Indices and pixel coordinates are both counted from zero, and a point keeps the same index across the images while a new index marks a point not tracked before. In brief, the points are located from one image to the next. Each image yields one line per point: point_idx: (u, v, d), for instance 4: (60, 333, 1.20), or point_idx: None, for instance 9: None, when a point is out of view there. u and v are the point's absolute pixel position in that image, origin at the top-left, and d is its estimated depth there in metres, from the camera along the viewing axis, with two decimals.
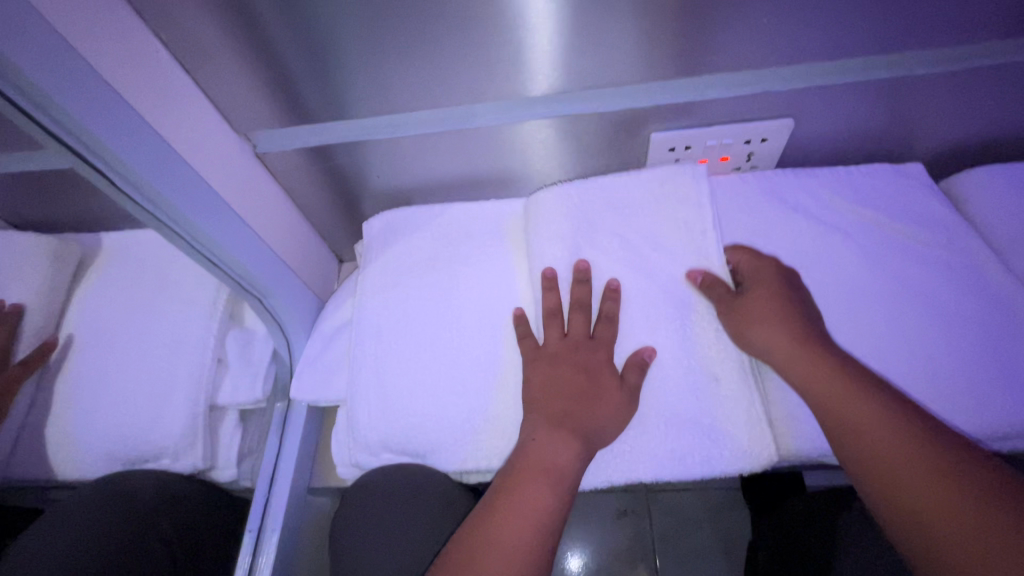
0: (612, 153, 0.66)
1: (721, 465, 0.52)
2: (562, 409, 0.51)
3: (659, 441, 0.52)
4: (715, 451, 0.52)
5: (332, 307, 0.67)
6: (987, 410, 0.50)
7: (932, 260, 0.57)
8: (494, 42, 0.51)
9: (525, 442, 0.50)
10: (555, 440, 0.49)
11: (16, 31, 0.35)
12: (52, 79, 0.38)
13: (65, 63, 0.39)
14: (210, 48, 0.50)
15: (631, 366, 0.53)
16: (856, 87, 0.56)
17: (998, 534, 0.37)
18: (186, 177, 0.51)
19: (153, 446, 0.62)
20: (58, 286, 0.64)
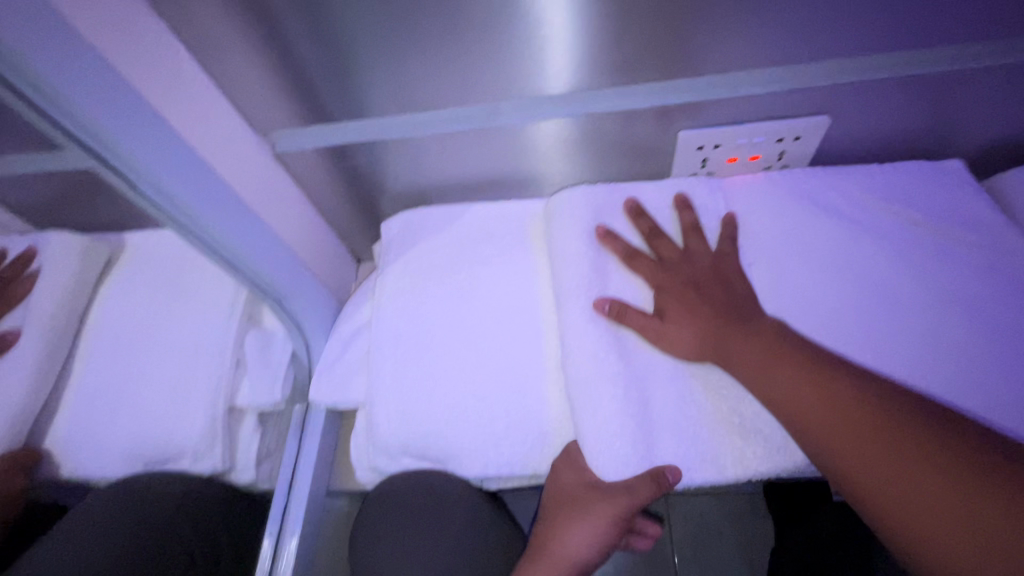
0: (638, 150, 0.64)
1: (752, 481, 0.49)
2: (571, 502, 0.52)
3: (692, 455, 0.50)
4: (747, 466, 0.49)
5: (351, 309, 0.67)
6: None
7: (980, 265, 0.54)
8: (518, 39, 0.49)
9: (545, 536, 0.54)
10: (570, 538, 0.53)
11: (36, 29, 0.35)
12: (69, 79, 0.37)
13: (82, 63, 0.38)
14: (228, 48, 0.50)
15: (652, 482, 0.49)
16: (899, 82, 0.53)
17: (951, 497, 0.38)
18: (205, 178, 0.50)
19: (174, 447, 0.62)
20: (84, 285, 0.64)
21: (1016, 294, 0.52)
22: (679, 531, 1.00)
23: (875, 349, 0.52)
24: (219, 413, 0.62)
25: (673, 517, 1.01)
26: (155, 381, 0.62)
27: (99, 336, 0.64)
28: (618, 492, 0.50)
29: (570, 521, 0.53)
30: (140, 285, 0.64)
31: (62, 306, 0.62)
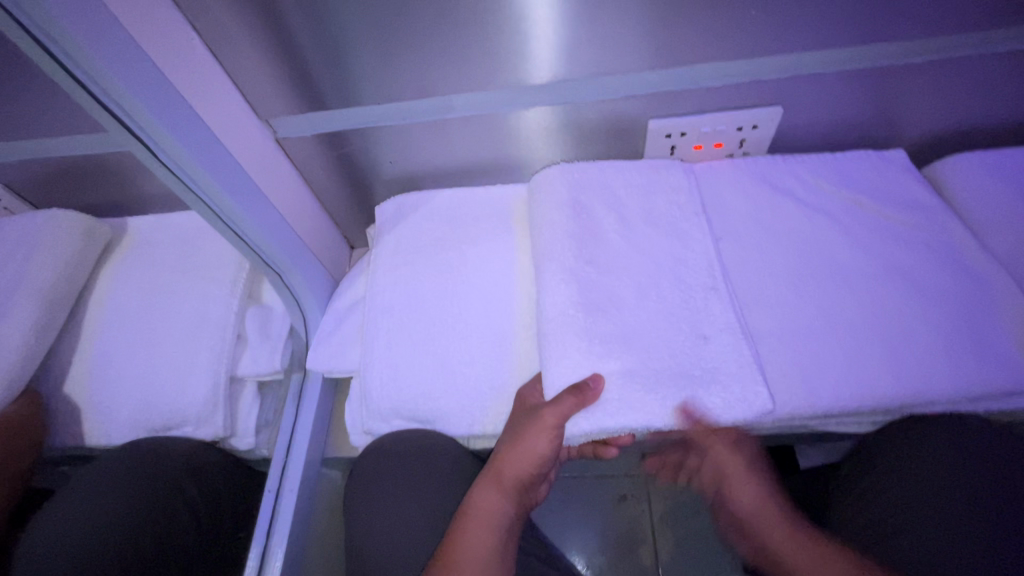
0: (612, 139, 0.70)
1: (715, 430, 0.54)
2: (522, 418, 0.55)
3: None
4: None
5: (346, 286, 0.71)
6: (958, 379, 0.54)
7: (916, 239, 0.61)
8: (503, 33, 0.55)
9: (496, 452, 0.57)
10: (514, 451, 0.55)
11: (79, 10, 0.39)
12: (104, 55, 0.42)
13: (114, 40, 0.42)
14: (238, 39, 0.55)
15: (574, 396, 0.51)
16: (840, 76, 0.60)
17: None
18: (217, 153, 0.54)
19: (178, 413, 0.65)
20: (86, 261, 0.68)
21: (948, 265, 0.59)
22: (658, 509, 1.05)
23: (821, 313, 0.57)
24: (222, 380, 0.65)
25: (652, 495, 1.06)
26: (159, 350, 0.66)
27: (102, 309, 0.68)
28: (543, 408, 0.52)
29: (514, 435, 0.55)
30: (142, 258, 0.70)
31: (63, 278, 0.66)
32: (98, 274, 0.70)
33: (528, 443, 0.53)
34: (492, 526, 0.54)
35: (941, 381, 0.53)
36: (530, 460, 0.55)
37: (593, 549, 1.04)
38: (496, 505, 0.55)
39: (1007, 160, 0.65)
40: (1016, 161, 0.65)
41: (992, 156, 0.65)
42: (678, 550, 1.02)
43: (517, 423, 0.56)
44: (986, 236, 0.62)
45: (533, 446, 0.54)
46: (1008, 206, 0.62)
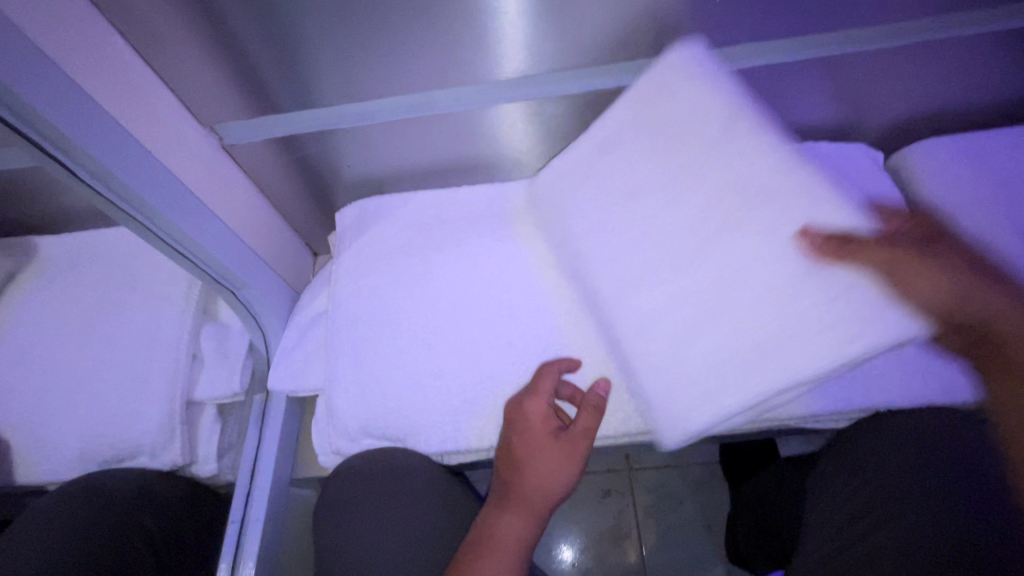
0: (580, 133, 0.67)
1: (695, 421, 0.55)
2: (532, 447, 0.53)
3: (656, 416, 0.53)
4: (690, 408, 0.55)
5: (308, 298, 0.67)
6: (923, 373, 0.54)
7: None
8: (458, 26, 0.51)
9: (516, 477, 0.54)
10: (544, 470, 0.52)
11: None
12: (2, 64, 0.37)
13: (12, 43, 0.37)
14: (171, 42, 0.50)
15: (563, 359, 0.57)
16: (808, 64, 0.58)
17: None
18: (154, 170, 0.50)
19: (131, 443, 0.61)
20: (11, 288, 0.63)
21: None
22: (642, 501, 1.05)
23: None
24: (178, 405, 0.62)
25: (635, 488, 1.06)
26: (104, 378, 0.62)
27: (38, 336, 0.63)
28: (579, 432, 0.53)
29: (551, 459, 0.53)
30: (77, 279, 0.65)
31: None
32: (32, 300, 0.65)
33: (556, 460, 0.52)
34: (516, 556, 0.50)
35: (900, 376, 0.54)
36: (563, 479, 0.53)
37: (579, 547, 1.03)
38: (520, 534, 0.51)
39: (972, 144, 0.65)
40: (983, 143, 0.64)
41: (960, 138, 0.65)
42: (664, 543, 1.02)
43: (532, 458, 0.53)
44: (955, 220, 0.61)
45: (576, 462, 0.53)
46: (976, 192, 0.61)
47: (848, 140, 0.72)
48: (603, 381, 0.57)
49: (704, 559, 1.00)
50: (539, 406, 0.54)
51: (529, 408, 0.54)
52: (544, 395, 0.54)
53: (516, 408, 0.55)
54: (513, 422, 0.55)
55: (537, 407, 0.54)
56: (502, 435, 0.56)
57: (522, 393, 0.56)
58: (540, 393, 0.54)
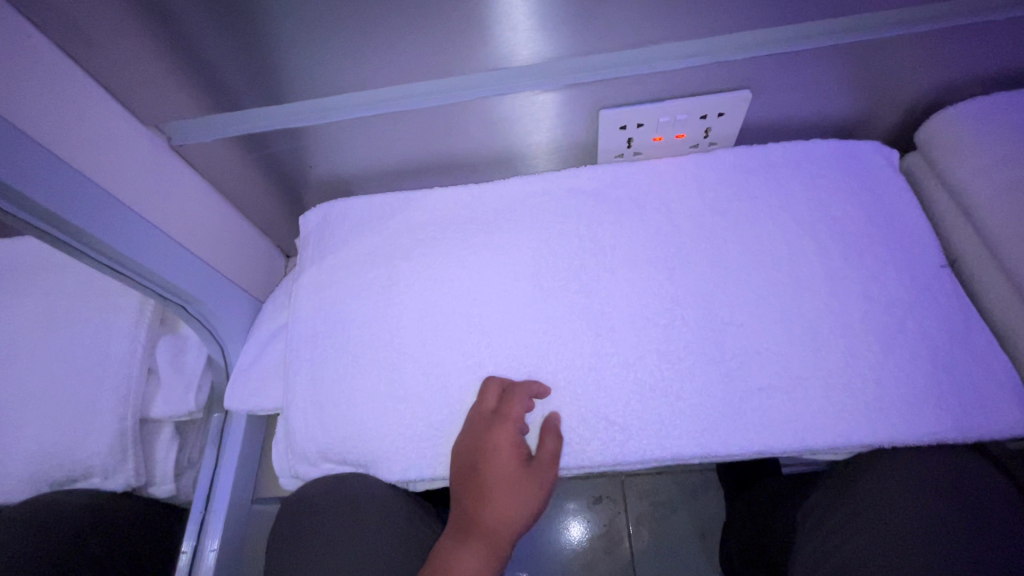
0: (562, 131, 0.61)
1: (677, 449, 0.50)
2: (495, 477, 0.47)
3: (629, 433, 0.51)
4: (673, 434, 0.51)
5: (269, 310, 0.63)
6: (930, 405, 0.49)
7: (897, 243, 0.54)
8: (412, 15, 0.46)
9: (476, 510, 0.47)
10: (508, 503, 0.47)
11: None
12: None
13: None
14: (93, 32, 0.45)
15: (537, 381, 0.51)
16: (814, 55, 0.51)
17: None
18: (76, 179, 0.45)
19: (80, 464, 0.58)
20: None
21: (924, 278, 0.53)
22: (634, 510, 1.01)
23: (784, 331, 0.52)
24: (130, 425, 0.58)
25: (627, 496, 1.02)
26: (52, 395, 0.58)
27: None
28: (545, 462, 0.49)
29: (516, 493, 0.47)
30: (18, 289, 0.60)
31: None
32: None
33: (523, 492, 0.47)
34: None
35: (907, 407, 0.49)
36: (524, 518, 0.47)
37: (568, 555, 1.00)
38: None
39: None
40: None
41: (1003, 101, 0.55)
42: (656, 553, 0.99)
43: (496, 490, 0.47)
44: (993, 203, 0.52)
45: (541, 494, 0.48)
46: None
47: (859, 137, 0.65)
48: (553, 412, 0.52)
49: (696, 571, 0.97)
50: (506, 431, 0.49)
51: (495, 433, 0.48)
52: (513, 421, 0.49)
53: (477, 433, 0.49)
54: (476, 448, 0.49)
55: (505, 433, 0.48)
56: (460, 461, 0.50)
57: (490, 417, 0.50)
58: (508, 418, 0.49)
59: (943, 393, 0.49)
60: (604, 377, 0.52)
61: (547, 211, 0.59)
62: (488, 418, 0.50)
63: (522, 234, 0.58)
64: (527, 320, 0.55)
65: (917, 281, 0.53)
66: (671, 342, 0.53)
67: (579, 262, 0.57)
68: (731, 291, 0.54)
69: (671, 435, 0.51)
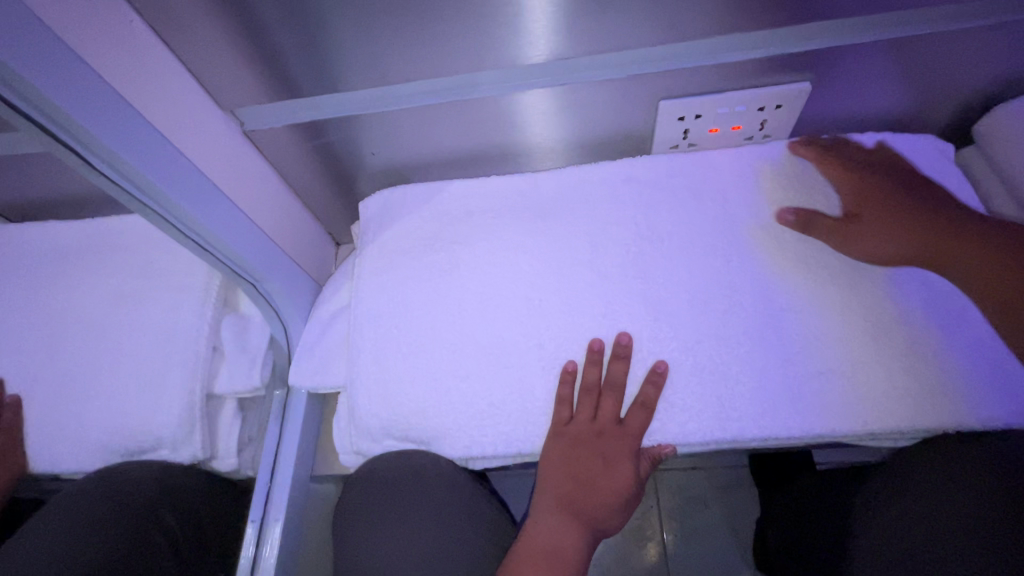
0: (619, 123, 0.62)
1: (736, 431, 0.52)
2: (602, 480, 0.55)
3: (687, 414, 0.53)
4: (733, 416, 0.52)
5: (329, 292, 0.65)
6: (981, 393, 0.50)
7: None
8: (491, 9, 0.47)
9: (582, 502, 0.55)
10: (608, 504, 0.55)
11: None
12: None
13: (11, 18, 0.34)
14: (186, 18, 0.47)
15: (646, 383, 0.53)
16: (878, 48, 0.52)
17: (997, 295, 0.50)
18: (168, 158, 0.48)
19: (150, 436, 0.60)
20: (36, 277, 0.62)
21: None
22: (666, 504, 1.02)
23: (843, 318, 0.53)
24: (198, 399, 0.60)
25: (660, 492, 1.03)
26: (125, 369, 0.61)
27: (56, 325, 0.62)
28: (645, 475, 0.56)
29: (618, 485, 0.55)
30: (88, 267, 0.62)
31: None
32: (44, 291, 0.62)
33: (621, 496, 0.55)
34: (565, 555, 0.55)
35: (961, 396, 0.50)
36: (630, 504, 0.56)
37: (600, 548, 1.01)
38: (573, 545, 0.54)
39: None
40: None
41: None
42: (688, 547, 0.99)
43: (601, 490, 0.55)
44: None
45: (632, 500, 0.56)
46: None
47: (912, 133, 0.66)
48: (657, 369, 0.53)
49: (729, 566, 0.97)
50: (626, 445, 0.54)
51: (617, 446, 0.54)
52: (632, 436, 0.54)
53: (593, 440, 0.55)
54: (586, 449, 0.55)
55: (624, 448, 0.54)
56: (571, 461, 0.55)
57: (602, 417, 0.55)
58: (629, 435, 0.54)
59: (992, 383, 0.51)
60: (665, 360, 0.54)
61: (606, 200, 0.60)
62: (600, 417, 0.55)
63: (581, 221, 0.59)
64: (588, 304, 0.56)
65: None
66: (730, 328, 0.54)
67: (639, 249, 0.58)
68: (790, 279, 0.55)
69: (731, 417, 0.52)
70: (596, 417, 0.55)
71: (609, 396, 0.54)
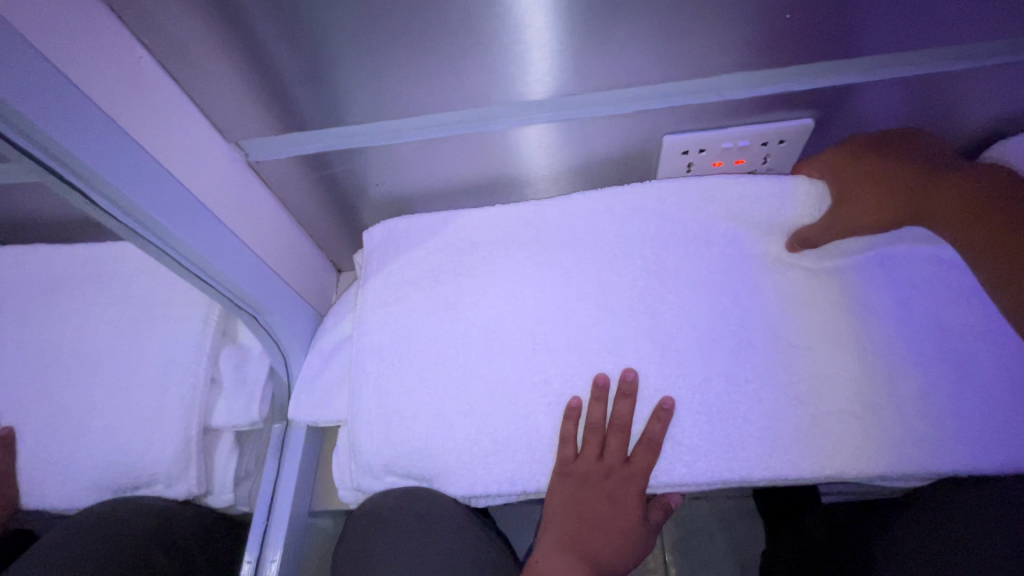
0: (624, 157, 0.63)
1: (743, 470, 0.51)
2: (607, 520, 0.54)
3: (693, 452, 0.52)
4: (740, 455, 0.51)
5: (330, 323, 0.64)
6: (991, 434, 0.50)
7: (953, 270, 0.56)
8: (497, 46, 0.48)
9: (586, 542, 0.54)
10: (612, 545, 0.54)
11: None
12: (6, 82, 0.34)
13: (18, 57, 0.35)
14: (193, 54, 0.47)
15: (653, 419, 0.52)
16: (879, 88, 0.53)
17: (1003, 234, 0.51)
18: (173, 193, 0.47)
19: (145, 471, 0.59)
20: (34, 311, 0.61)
21: (986, 309, 0.54)
22: (671, 537, 1.00)
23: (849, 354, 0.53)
24: (194, 432, 0.59)
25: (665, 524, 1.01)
26: (120, 402, 0.59)
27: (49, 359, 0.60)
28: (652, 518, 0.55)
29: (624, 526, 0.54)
30: (83, 296, 0.61)
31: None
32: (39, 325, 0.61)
33: (626, 536, 0.54)
34: None
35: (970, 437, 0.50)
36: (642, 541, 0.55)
37: None
38: None
39: None
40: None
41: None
42: None
43: (605, 531, 0.54)
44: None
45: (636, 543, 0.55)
46: None
47: None
48: (665, 404, 0.52)
49: None
50: (633, 486, 0.53)
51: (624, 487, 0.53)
52: (638, 477, 0.53)
53: (598, 481, 0.54)
54: (594, 491, 0.54)
55: (631, 489, 0.53)
56: (575, 500, 0.54)
57: (608, 457, 0.54)
58: (635, 476, 0.53)
59: (1002, 423, 0.50)
60: (671, 397, 0.53)
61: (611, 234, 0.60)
62: (606, 457, 0.54)
63: (586, 254, 0.59)
64: (593, 339, 0.55)
65: (980, 311, 0.53)
66: (736, 364, 0.53)
67: (644, 282, 0.57)
68: (794, 315, 0.55)
69: (738, 457, 0.51)
70: (602, 457, 0.54)
71: (613, 436, 0.53)
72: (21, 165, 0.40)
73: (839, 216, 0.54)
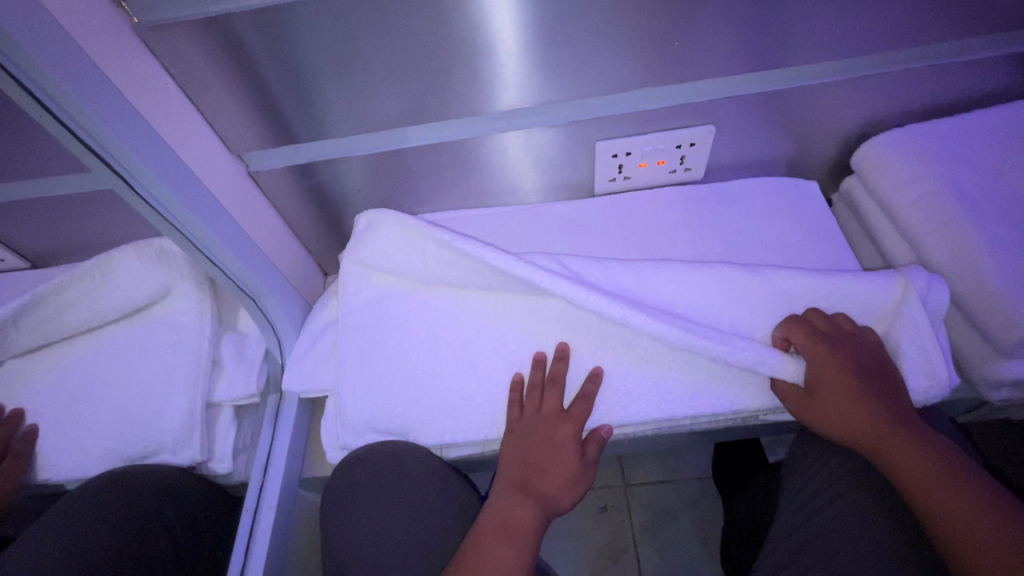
0: (566, 162, 0.75)
1: (670, 407, 0.61)
2: (549, 461, 0.61)
3: (629, 395, 0.62)
4: (667, 395, 0.61)
5: (318, 308, 0.74)
6: None
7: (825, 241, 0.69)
8: (456, 70, 0.60)
9: (534, 482, 0.60)
10: (557, 483, 0.60)
11: (76, 72, 0.44)
12: (83, 94, 0.45)
13: (90, 78, 0.45)
14: (210, 81, 0.58)
15: (587, 380, 0.61)
16: (762, 97, 0.66)
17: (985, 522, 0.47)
18: (197, 190, 0.58)
19: (157, 438, 0.66)
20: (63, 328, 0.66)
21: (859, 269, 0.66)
22: (638, 518, 1.07)
23: None
24: (199, 404, 0.67)
25: (632, 506, 1.08)
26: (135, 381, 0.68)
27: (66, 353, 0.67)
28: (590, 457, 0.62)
29: (569, 467, 0.61)
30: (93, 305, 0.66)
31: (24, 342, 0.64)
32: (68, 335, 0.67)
33: (568, 475, 0.61)
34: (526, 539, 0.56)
35: None
36: (581, 482, 0.61)
37: (578, 565, 1.04)
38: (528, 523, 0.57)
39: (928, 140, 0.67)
40: (958, 128, 0.68)
41: (918, 127, 0.69)
42: (661, 559, 1.03)
43: (549, 472, 0.60)
44: (912, 205, 0.65)
45: (580, 481, 0.61)
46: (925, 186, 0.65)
47: (807, 167, 0.80)
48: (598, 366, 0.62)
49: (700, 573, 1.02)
50: (568, 428, 0.61)
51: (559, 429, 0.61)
52: (574, 420, 0.61)
53: (540, 427, 0.61)
54: (537, 440, 0.61)
55: (566, 429, 0.61)
56: (522, 446, 0.61)
57: (547, 408, 0.62)
58: (570, 418, 0.61)
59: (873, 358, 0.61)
60: (600, 365, 0.62)
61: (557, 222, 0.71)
62: (544, 409, 0.62)
63: None
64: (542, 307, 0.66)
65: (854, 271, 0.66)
66: None
67: None
68: None
69: (665, 397, 0.61)
70: (541, 407, 0.62)
71: (552, 392, 0.61)
72: (77, 162, 0.50)
73: (815, 401, 0.56)
